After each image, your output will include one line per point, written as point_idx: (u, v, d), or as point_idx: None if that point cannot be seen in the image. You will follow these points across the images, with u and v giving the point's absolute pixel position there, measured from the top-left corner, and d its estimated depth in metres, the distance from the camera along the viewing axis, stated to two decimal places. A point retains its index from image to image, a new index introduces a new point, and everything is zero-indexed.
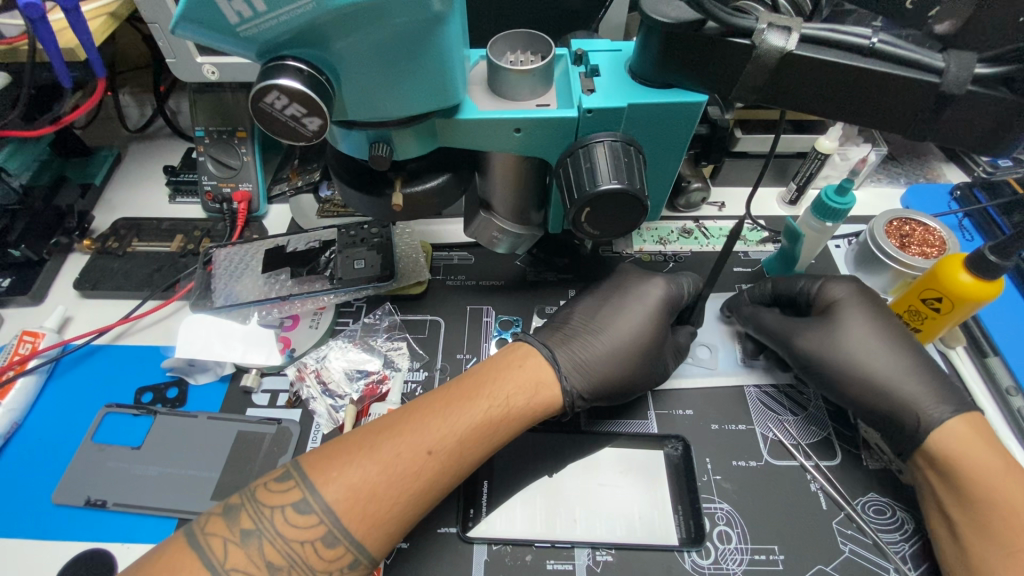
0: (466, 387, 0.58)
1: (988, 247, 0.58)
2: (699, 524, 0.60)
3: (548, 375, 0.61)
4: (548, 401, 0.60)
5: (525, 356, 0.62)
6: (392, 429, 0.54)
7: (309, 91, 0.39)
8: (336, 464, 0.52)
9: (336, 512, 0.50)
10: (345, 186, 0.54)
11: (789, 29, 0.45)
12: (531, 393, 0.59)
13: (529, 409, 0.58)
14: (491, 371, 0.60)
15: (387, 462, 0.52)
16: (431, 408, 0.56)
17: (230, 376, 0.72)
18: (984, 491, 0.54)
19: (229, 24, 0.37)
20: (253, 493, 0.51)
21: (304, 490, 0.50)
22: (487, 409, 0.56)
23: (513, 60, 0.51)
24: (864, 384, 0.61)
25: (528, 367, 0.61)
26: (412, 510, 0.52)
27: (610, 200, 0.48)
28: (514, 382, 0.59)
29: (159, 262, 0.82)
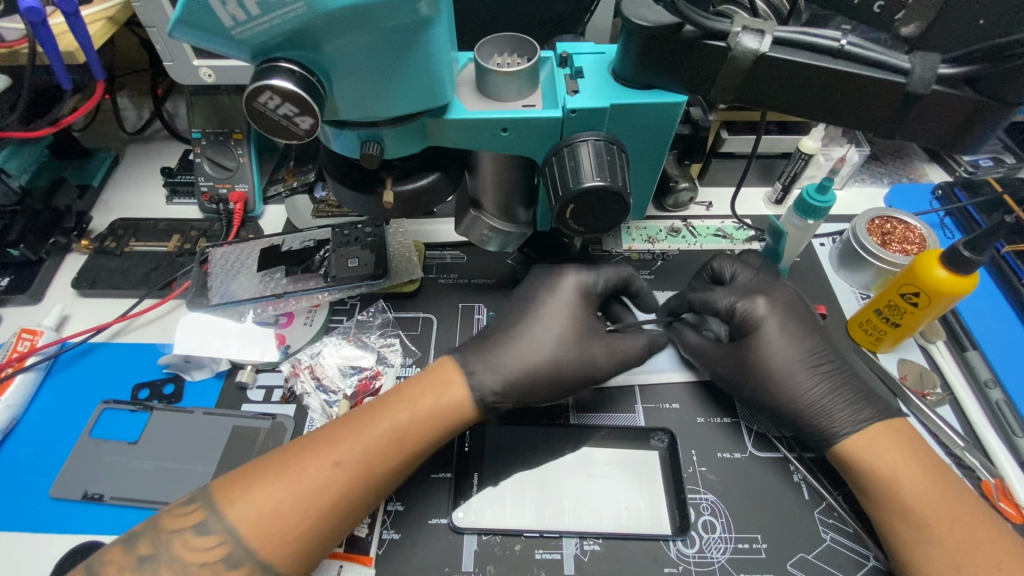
0: (379, 400, 0.59)
1: (961, 243, 0.60)
2: (684, 514, 0.61)
3: (458, 377, 0.61)
4: (457, 404, 0.59)
5: (440, 363, 0.63)
6: (300, 447, 0.55)
7: (301, 90, 0.41)
8: (240, 485, 0.53)
9: (239, 532, 0.50)
10: (338, 185, 0.56)
11: (763, 31, 0.47)
12: (440, 396, 0.59)
13: (439, 412, 0.58)
14: (403, 382, 0.61)
15: (290, 479, 0.52)
16: (341, 422, 0.57)
17: (225, 372, 0.73)
18: (897, 464, 0.56)
19: (224, 27, 0.39)
20: (155, 520, 0.53)
21: (206, 512, 0.52)
22: (394, 418, 0.57)
23: (500, 62, 0.53)
24: (813, 370, 0.64)
25: (440, 372, 0.61)
26: (322, 525, 0.52)
27: (593, 197, 0.50)
28: (423, 388, 0.59)
29: (156, 261, 0.84)
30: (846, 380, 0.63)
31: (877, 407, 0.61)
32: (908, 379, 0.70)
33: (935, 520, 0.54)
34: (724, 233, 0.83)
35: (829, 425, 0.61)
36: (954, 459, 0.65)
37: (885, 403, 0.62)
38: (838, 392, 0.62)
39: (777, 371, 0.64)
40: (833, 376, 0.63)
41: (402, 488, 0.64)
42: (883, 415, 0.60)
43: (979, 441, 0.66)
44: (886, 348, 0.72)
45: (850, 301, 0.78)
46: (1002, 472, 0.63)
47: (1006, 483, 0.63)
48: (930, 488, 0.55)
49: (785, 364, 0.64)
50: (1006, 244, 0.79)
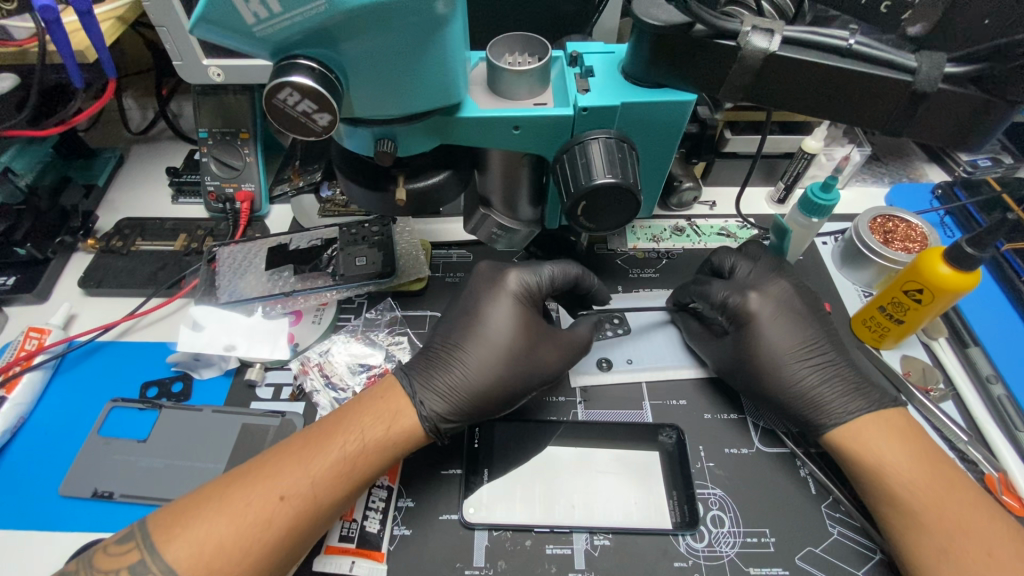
0: (324, 427, 0.59)
1: (964, 240, 0.61)
2: (693, 509, 0.62)
3: (405, 404, 0.61)
4: (407, 432, 0.60)
5: (384, 388, 0.63)
6: (245, 478, 0.55)
7: (320, 87, 0.41)
8: (180, 522, 0.52)
9: (179, 571, 0.50)
10: (351, 182, 0.56)
11: (772, 31, 0.47)
12: (387, 424, 0.59)
13: (385, 442, 0.58)
14: (350, 407, 0.60)
15: (234, 514, 0.52)
16: (288, 452, 0.57)
17: (234, 370, 0.73)
18: (886, 453, 0.58)
19: (247, 25, 0.39)
20: (90, 558, 0.52)
21: (144, 551, 0.51)
22: (340, 449, 0.57)
23: (512, 61, 0.54)
24: (799, 361, 0.65)
25: (385, 399, 0.61)
26: (269, 559, 0.52)
27: (604, 194, 0.51)
28: (371, 415, 0.59)
29: (163, 260, 0.84)
30: (833, 370, 0.64)
31: (868, 398, 0.62)
32: (911, 375, 0.71)
33: (922, 507, 0.55)
34: (728, 232, 0.84)
35: (821, 415, 0.62)
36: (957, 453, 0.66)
37: (876, 394, 0.62)
38: (830, 384, 0.63)
39: (769, 359, 0.65)
40: (821, 366, 0.64)
41: (412, 484, 0.64)
42: (876, 406, 0.61)
43: (982, 435, 0.67)
44: (888, 345, 0.73)
45: (853, 299, 0.79)
46: (1005, 466, 0.64)
47: (1009, 476, 0.63)
48: (920, 475, 0.56)
49: (778, 356, 0.65)
50: (1006, 243, 0.80)
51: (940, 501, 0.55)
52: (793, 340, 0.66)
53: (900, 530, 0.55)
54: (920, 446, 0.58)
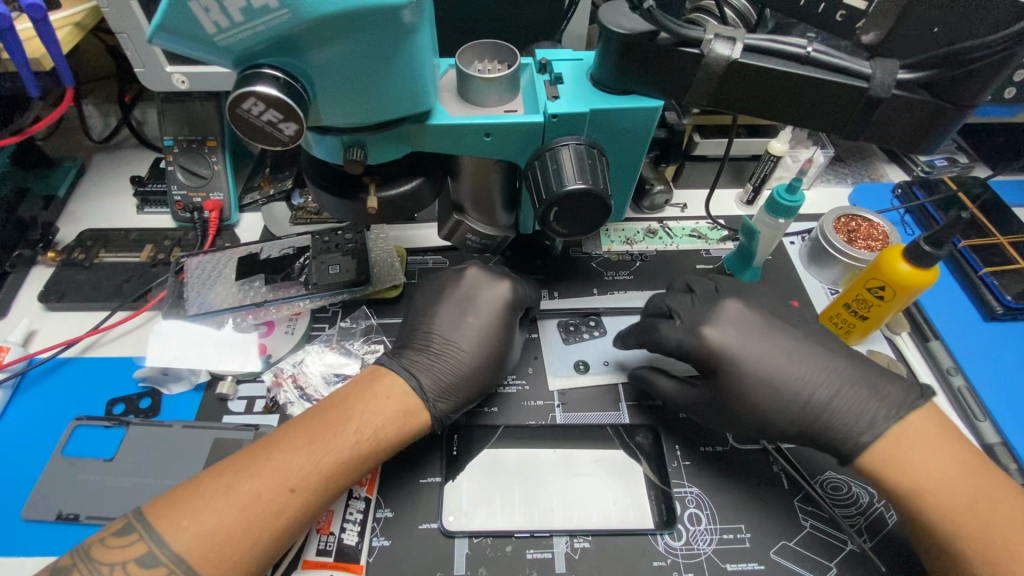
0: (333, 416, 0.58)
1: (922, 238, 0.64)
2: (670, 508, 0.63)
3: (414, 401, 0.61)
4: (416, 428, 0.61)
5: (391, 382, 0.62)
6: (253, 468, 0.53)
7: (285, 96, 0.40)
8: (188, 512, 0.50)
9: (188, 561, 0.48)
10: (320, 191, 0.56)
11: (734, 39, 0.48)
12: (398, 422, 0.59)
13: (395, 439, 0.59)
14: (357, 398, 0.59)
15: (244, 505, 0.51)
16: (297, 442, 0.55)
17: (205, 384, 0.71)
18: (916, 472, 0.55)
19: (207, 34, 0.38)
20: (87, 551, 0.50)
21: (149, 541, 0.49)
22: (352, 443, 0.56)
23: (481, 68, 0.54)
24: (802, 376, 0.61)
25: (393, 395, 0.61)
26: (276, 546, 0.52)
27: (576, 199, 0.51)
28: (382, 411, 0.59)
29: (128, 272, 0.82)
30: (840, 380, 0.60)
31: (889, 403, 0.59)
32: None
33: (964, 533, 0.52)
34: (699, 233, 0.86)
35: (849, 434, 0.58)
36: None
37: (898, 396, 0.59)
38: (846, 394, 0.59)
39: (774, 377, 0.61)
40: (829, 374, 0.61)
41: (390, 494, 0.63)
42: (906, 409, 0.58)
43: None
44: (855, 341, 0.75)
45: (820, 296, 0.82)
46: None
47: None
48: (957, 492, 0.54)
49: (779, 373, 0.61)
50: (962, 239, 0.83)
51: (982, 522, 0.52)
52: (775, 351, 0.62)
53: (939, 552, 0.54)
54: (957, 457, 0.55)
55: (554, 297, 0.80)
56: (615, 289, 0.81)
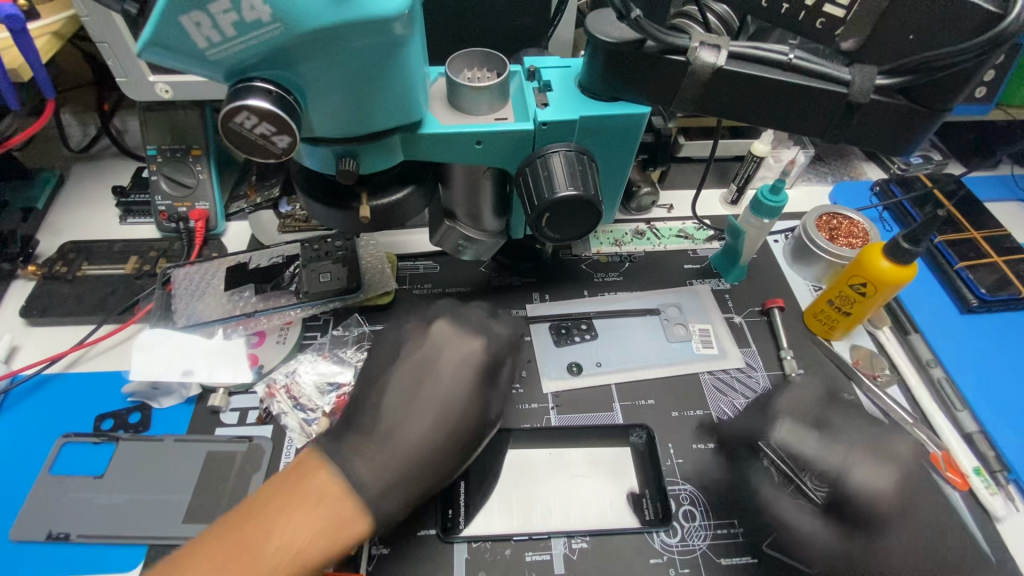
0: (247, 534, 0.47)
1: (901, 236, 0.66)
2: (665, 506, 0.64)
3: (349, 506, 0.49)
4: (352, 539, 0.49)
5: (323, 480, 0.50)
6: None
7: (278, 109, 0.40)
8: None
9: None
10: (311, 201, 0.56)
11: (719, 46, 0.49)
12: (327, 538, 0.48)
13: (325, 555, 0.48)
14: (278, 507, 0.48)
15: None
16: (206, 568, 0.45)
17: (195, 397, 0.71)
18: None
19: (198, 49, 0.38)
20: None
21: None
22: (271, 568, 0.46)
23: (470, 77, 0.54)
24: None
25: (323, 500, 0.49)
26: None
27: (567, 206, 0.52)
28: (308, 525, 0.47)
29: (113, 285, 0.81)
30: None
31: None
32: (860, 363, 0.76)
33: None
34: (686, 234, 0.88)
35: None
36: None
37: None
38: None
39: None
40: None
41: None
42: None
43: (926, 417, 0.72)
44: (838, 336, 0.78)
45: (803, 293, 0.83)
46: (947, 444, 0.69)
47: (951, 455, 0.68)
48: None
49: None
50: (938, 236, 0.85)
51: None
52: None
53: None
54: None
55: (546, 300, 0.81)
56: (605, 291, 0.82)
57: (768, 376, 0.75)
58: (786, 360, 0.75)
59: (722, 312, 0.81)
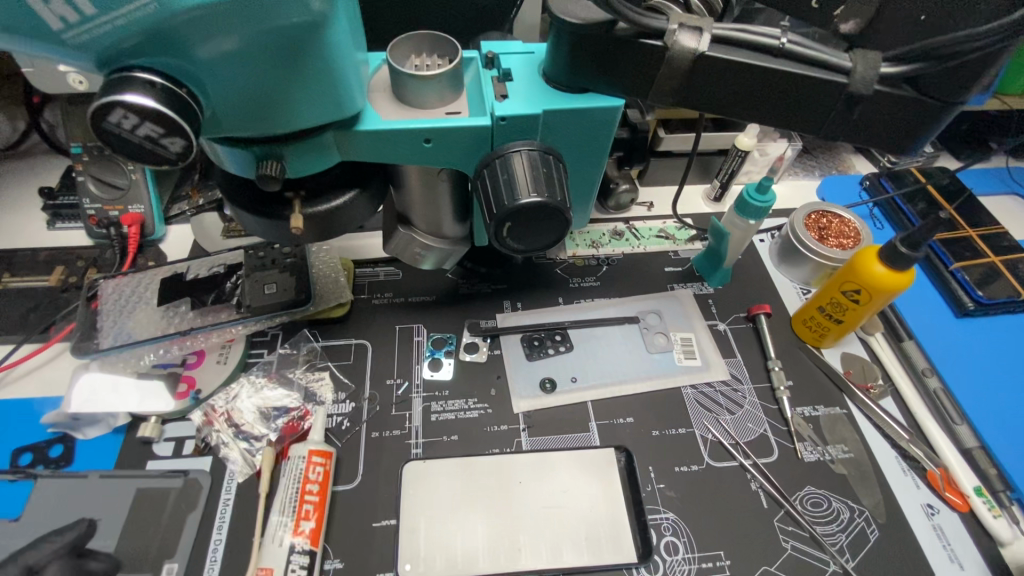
0: None
1: (899, 239, 0.60)
2: (645, 538, 0.58)
3: None
4: None
5: None
6: None
7: (163, 106, 0.33)
8: None
9: None
10: (237, 208, 0.48)
11: (701, 29, 0.42)
12: None
13: None
14: None
15: None
16: None
17: (125, 427, 0.63)
18: None
19: (52, 31, 0.31)
20: None
21: None
22: None
23: (418, 64, 0.47)
24: None
25: None
26: None
27: (531, 214, 0.45)
28: None
29: (35, 299, 0.72)
30: None
31: None
32: (852, 374, 0.71)
33: None
34: (666, 234, 0.82)
35: None
36: (899, 451, 0.66)
37: None
38: None
39: None
40: None
41: (339, 542, 0.57)
42: None
43: (922, 431, 0.67)
44: (828, 344, 0.72)
45: (792, 298, 0.77)
46: (945, 461, 0.65)
47: (949, 472, 0.64)
48: None
49: None
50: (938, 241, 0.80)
51: None
52: None
53: None
54: None
55: (517, 309, 0.75)
56: (580, 298, 0.76)
57: (754, 390, 0.70)
58: (774, 371, 0.70)
59: (705, 320, 0.75)
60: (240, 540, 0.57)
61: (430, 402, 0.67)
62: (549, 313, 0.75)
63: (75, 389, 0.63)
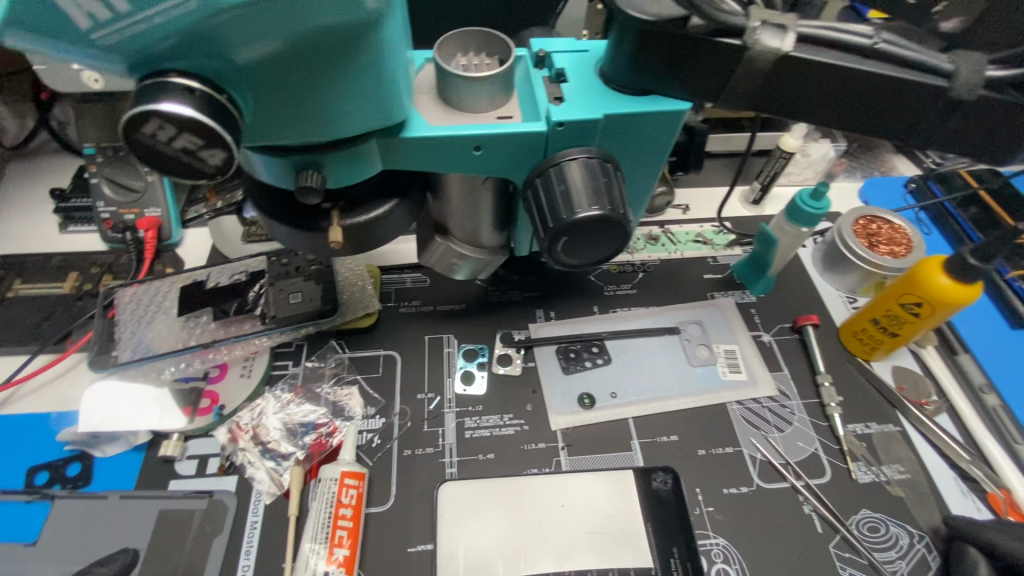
0: None
1: (968, 250, 0.57)
2: (697, 565, 0.55)
3: None
4: None
5: None
6: None
7: (203, 114, 0.29)
8: None
9: None
10: (270, 219, 0.45)
11: (785, 27, 0.39)
12: None
13: None
14: None
15: None
16: None
17: (146, 444, 0.60)
18: None
19: (79, 30, 0.27)
20: None
21: None
22: None
23: (465, 64, 0.43)
24: None
25: None
26: None
27: (590, 228, 0.42)
28: None
29: (49, 307, 0.69)
30: None
31: None
32: (905, 389, 0.68)
33: None
34: (705, 239, 0.79)
35: None
36: (958, 472, 0.62)
37: None
38: None
39: None
40: None
41: (373, 569, 0.54)
42: None
43: (981, 450, 0.64)
44: (879, 357, 0.69)
45: (838, 307, 0.74)
46: (1007, 482, 0.61)
47: (1012, 494, 0.61)
48: None
49: None
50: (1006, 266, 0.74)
51: None
52: None
53: None
54: None
55: (551, 318, 0.72)
56: (615, 307, 0.73)
57: (803, 406, 0.66)
58: (823, 387, 0.66)
59: (749, 330, 0.71)
60: (269, 566, 0.54)
61: (463, 418, 0.64)
62: (571, 324, 0.71)
63: (91, 405, 0.59)
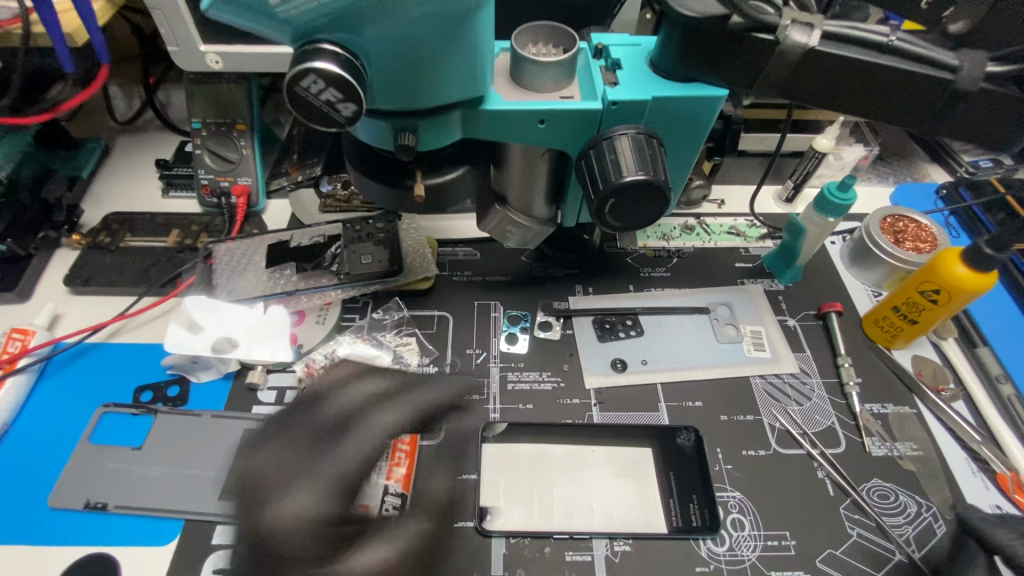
0: None
1: (984, 241, 0.62)
2: (714, 512, 0.61)
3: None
4: None
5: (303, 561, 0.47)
6: None
7: (346, 73, 0.39)
8: None
9: None
10: (363, 176, 0.54)
11: (811, 26, 0.46)
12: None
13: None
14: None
15: None
16: None
17: (234, 373, 0.70)
18: None
19: (269, 6, 0.38)
20: None
21: None
22: None
23: (536, 52, 0.51)
24: None
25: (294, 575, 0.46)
26: None
27: (634, 192, 0.49)
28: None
29: (154, 257, 0.80)
30: None
31: None
32: (922, 375, 0.72)
33: None
34: (737, 231, 0.84)
35: None
36: (969, 452, 0.66)
37: None
38: None
39: None
40: None
41: None
42: None
43: (993, 434, 0.67)
44: (900, 345, 0.73)
45: (863, 299, 0.79)
46: (1016, 464, 0.65)
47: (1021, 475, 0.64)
48: None
49: None
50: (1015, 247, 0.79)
51: None
52: None
53: None
54: None
55: (588, 293, 0.79)
56: (649, 287, 0.79)
57: (823, 383, 0.71)
58: (843, 368, 0.71)
59: (775, 314, 0.77)
60: None
61: (506, 372, 0.71)
62: (605, 298, 0.78)
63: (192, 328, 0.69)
